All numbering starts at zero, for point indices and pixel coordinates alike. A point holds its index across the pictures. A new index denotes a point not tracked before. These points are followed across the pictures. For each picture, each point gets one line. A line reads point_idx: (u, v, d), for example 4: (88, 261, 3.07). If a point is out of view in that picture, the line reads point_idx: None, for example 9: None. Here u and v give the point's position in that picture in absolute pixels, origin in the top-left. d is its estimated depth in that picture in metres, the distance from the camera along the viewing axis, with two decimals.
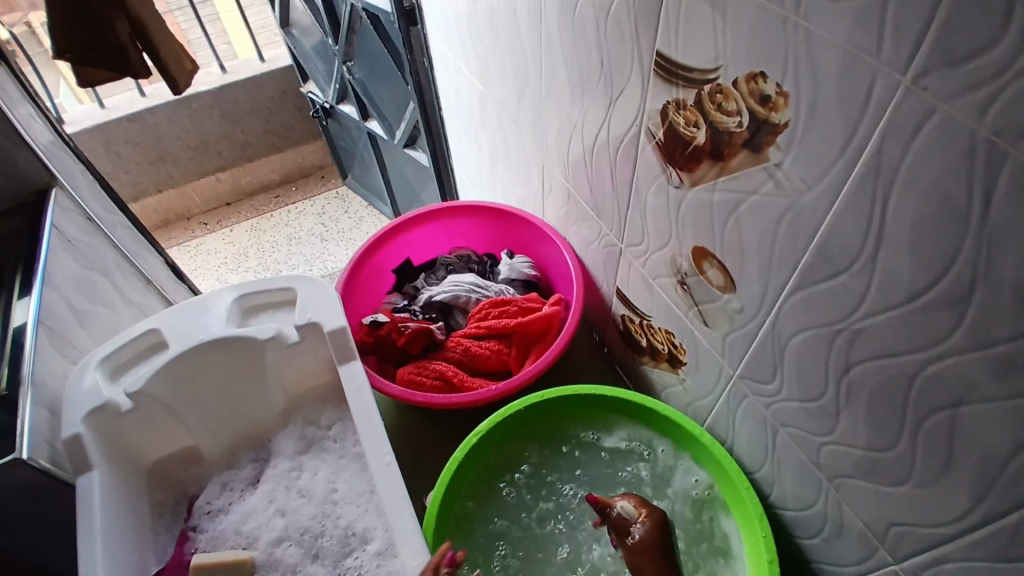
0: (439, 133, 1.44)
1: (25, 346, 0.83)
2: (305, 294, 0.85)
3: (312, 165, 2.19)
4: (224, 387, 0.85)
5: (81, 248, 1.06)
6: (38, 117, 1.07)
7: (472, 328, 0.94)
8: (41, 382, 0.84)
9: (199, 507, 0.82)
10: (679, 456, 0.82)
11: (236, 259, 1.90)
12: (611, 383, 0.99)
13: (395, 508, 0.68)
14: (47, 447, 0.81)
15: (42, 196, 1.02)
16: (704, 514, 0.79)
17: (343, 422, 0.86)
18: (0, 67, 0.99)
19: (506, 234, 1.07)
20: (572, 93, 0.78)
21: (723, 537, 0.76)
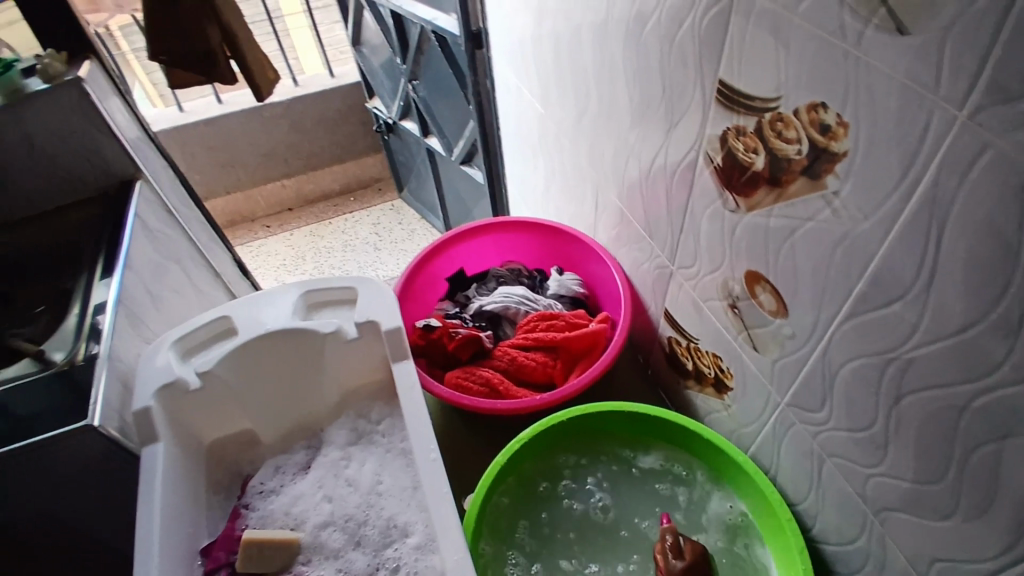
0: (496, 152, 1.49)
1: (103, 323, 0.91)
2: (366, 294, 0.91)
3: (370, 178, 2.29)
4: (283, 377, 0.90)
5: (161, 238, 1.15)
6: (125, 110, 1.15)
7: (519, 338, 0.97)
8: (117, 357, 0.90)
9: (252, 484, 0.86)
10: (718, 484, 0.83)
11: (294, 261, 2.00)
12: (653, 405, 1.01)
13: (438, 505, 0.72)
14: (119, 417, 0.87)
15: (128, 187, 1.12)
16: (741, 545, 0.78)
17: (392, 418, 0.90)
18: (92, 61, 1.07)
19: (557, 251, 1.11)
20: (632, 117, 0.82)
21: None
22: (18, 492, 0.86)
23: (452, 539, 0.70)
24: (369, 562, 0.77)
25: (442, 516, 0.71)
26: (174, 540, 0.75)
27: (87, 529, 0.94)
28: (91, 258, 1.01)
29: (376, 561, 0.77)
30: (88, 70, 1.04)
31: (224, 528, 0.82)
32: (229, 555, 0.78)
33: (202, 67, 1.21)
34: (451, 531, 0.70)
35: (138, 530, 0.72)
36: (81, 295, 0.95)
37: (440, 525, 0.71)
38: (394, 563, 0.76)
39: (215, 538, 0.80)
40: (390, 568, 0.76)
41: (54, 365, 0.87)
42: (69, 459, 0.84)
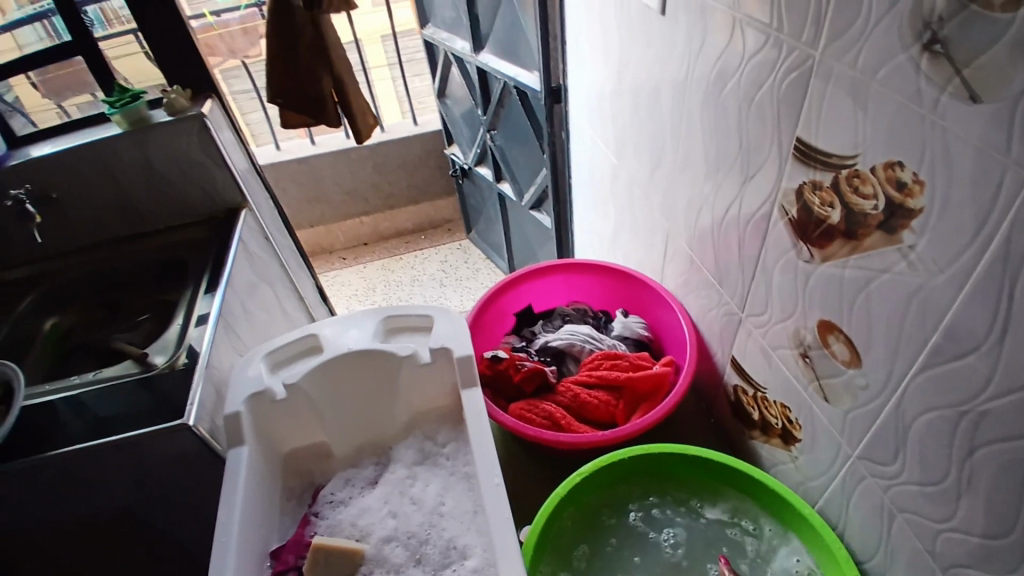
0: (565, 200, 1.56)
1: (207, 328, 0.99)
2: (441, 323, 0.97)
3: (441, 218, 2.41)
4: (358, 395, 0.96)
5: (258, 261, 1.26)
6: (236, 142, 1.26)
7: (583, 375, 0.99)
8: (216, 362, 0.99)
9: (323, 493, 0.92)
10: (787, 539, 0.80)
11: (365, 292, 2.11)
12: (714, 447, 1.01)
13: (500, 527, 0.75)
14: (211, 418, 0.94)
15: (234, 215, 1.23)
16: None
17: (457, 443, 0.94)
18: (214, 99, 1.21)
19: (623, 294, 1.14)
20: (707, 169, 0.86)
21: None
22: (113, 485, 0.93)
23: (512, 563, 0.72)
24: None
25: (504, 542, 0.74)
26: (250, 539, 0.80)
27: (167, 526, 1.01)
28: (198, 274, 1.11)
29: None
30: (210, 106, 1.16)
31: (294, 533, 0.87)
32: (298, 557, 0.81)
33: (313, 112, 1.35)
34: (511, 553, 0.72)
35: (220, 522, 0.78)
36: (185, 304, 1.05)
37: (500, 547, 0.73)
38: None
39: (286, 541, 0.85)
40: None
41: (156, 367, 0.95)
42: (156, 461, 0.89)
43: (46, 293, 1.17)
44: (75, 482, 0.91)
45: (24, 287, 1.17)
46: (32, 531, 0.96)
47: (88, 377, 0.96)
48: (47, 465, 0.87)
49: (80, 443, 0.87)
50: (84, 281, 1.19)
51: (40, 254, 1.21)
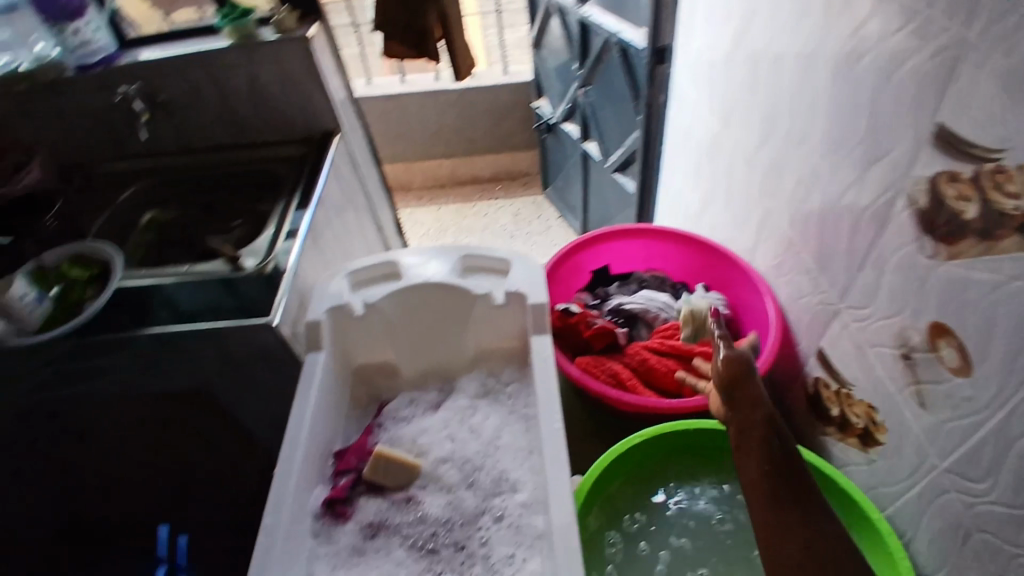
0: (653, 166, 1.52)
1: (297, 238, 1.03)
2: (518, 268, 0.98)
3: (518, 171, 2.40)
4: (431, 324, 0.99)
5: (348, 185, 1.30)
6: (339, 78, 1.26)
7: (654, 342, 1.00)
8: (303, 273, 1.03)
9: (388, 406, 0.96)
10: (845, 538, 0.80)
11: (436, 233, 2.14)
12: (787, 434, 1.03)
13: (556, 471, 0.76)
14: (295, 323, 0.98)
15: (326, 138, 1.23)
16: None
17: (520, 385, 0.96)
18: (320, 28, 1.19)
19: (704, 268, 1.13)
20: (825, 149, 0.81)
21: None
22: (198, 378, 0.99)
23: (564, 506, 0.73)
24: (477, 504, 0.83)
25: (559, 485, 0.75)
26: (318, 438, 0.85)
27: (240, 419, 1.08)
28: (292, 187, 1.14)
29: (483, 504, 0.83)
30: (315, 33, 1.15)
31: (357, 438, 0.91)
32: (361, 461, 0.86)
33: (415, 42, 1.35)
34: (564, 496, 0.74)
35: (292, 414, 0.83)
36: (277, 217, 1.08)
37: (554, 488, 0.75)
38: (499, 512, 0.81)
39: (349, 444, 0.90)
40: (495, 515, 0.81)
41: (246, 271, 0.98)
42: (240, 356, 0.94)
43: (145, 189, 1.20)
44: (160, 367, 0.96)
45: (126, 178, 1.22)
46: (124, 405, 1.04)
47: (182, 270, 1.00)
48: (137, 346, 0.92)
49: (168, 329, 0.91)
50: (180, 181, 1.21)
51: (143, 149, 1.24)
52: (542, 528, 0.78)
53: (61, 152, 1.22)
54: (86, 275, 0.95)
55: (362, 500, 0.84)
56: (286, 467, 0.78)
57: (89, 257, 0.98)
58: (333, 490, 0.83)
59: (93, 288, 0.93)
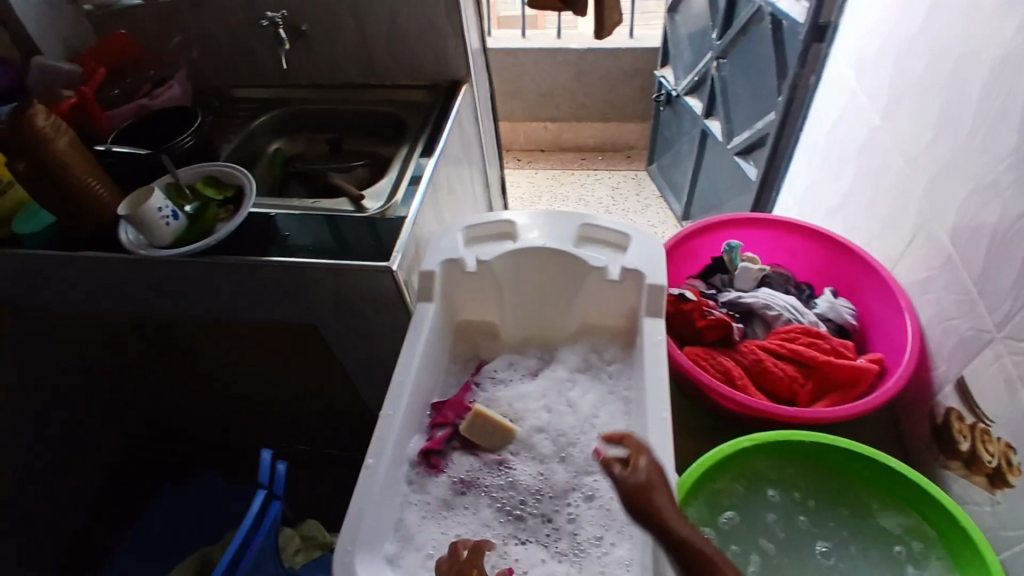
0: (783, 153, 1.42)
1: (421, 186, 1.04)
2: (638, 246, 0.94)
3: (624, 144, 2.31)
4: (540, 291, 0.97)
5: (466, 138, 1.28)
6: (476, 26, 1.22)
7: (772, 343, 0.93)
8: (422, 222, 1.04)
9: (487, 366, 0.96)
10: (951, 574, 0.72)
11: (530, 197, 2.12)
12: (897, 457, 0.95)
13: (659, 462, 0.73)
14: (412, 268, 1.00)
15: (454, 87, 1.22)
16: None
17: (623, 365, 0.92)
18: None
19: (836, 271, 1.03)
20: (1013, 159, 0.73)
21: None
22: (305, 312, 1.02)
23: (664, 494, 0.71)
24: (567, 478, 0.82)
25: (660, 476, 0.72)
26: (421, 387, 0.86)
27: (336, 355, 1.11)
28: (417, 133, 1.15)
29: (574, 481, 0.82)
30: None
31: (455, 394, 0.92)
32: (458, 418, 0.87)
33: None
34: (664, 486, 0.71)
35: (400, 367, 0.85)
36: (401, 163, 1.10)
37: (655, 473, 0.73)
38: (590, 492, 0.80)
39: (447, 398, 0.90)
40: (585, 493, 0.80)
41: (368, 212, 1.01)
42: (348, 295, 0.96)
43: (283, 116, 1.25)
44: (275, 294, 0.99)
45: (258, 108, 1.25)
46: (234, 325, 1.10)
47: (308, 203, 1.03)
48: (259, 271, 0.95)
49: (289, 258, 0.93)
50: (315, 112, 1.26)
51: (277, 78, 1.26)
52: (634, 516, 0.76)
53: (204, 74, 1.27)
54: (219, 197, 0.97)
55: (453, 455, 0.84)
56: (391, 412, 0.80)
57: (220, 177, 1.01)
58: (429, 441, 0.84)
59: (228, 210, 0.97)
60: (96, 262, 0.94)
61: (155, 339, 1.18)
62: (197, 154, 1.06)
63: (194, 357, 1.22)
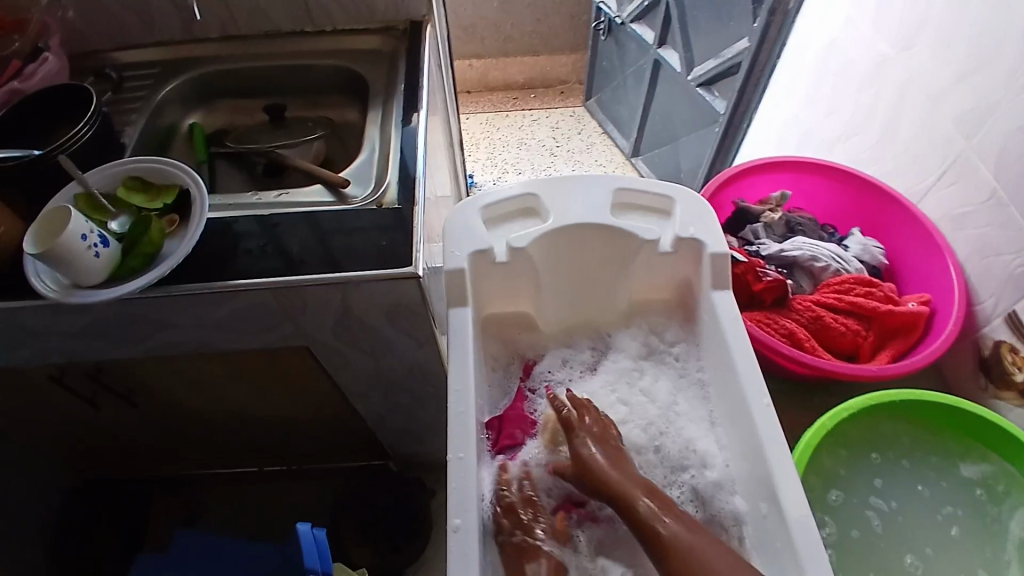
0: (756, 83, 1.36)
1: (411, 154, 0.84)
2: (685, 208, 0.82)
3: (555, 79, 2.15)
4: (586, 272, 0.85)
5: (436, 91, 1.08)
6: None
7: (828, 297, 0.89)
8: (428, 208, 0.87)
9: (537, 366, 0.86)
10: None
11: (467, 147, 1.94)
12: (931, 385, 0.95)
13: (776, 457, 0.66)
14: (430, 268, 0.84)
15: (417, 29, 1.03)
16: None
17: (687, 345, 0.85)
18: None
19: (862, 209, 1.01)
20: None
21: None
22: (296, 336, 0.82)
23: (793, 488, 0.64)
24: (663, 475, 0.75)
25: (782, 468, 0.65)
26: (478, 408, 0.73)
27: (331, 374, 0.93)
28: (386, 93, 0.96)
29: (667, 481, 0.75)
30: None
31: (511, 405, 0.82)
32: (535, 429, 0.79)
33: None
34: (789, 471, 0.65)
35: (452, 398, 0.69)
36: (379, 132, 0.89)
37: (774, 460, 0.66)
38: (688, 488, 0.74)
39: (505, 413, 0.80)
40: (687, 492, 0.74)
41: (356, 203, 0.80)
42: (354, 311, 0.78)
43: (193, 79, 1.03)
44: (257, 322, 0.79)
45: (161, 73, 1.02)
46: (194, 358, 0.88)
47: (271, 198, 0.82)
48: (236, 299, 0.74)
49: (275, 278, 0.73)
50: (245, 72, 1.04)
51: (180, 35, 1.04)
52: (744, 511, 0.70)
53: (83, 37, 1.01)
54: (156, 206, 0.76)
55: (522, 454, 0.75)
56: (461, 454, 0.66)
57: (149, 179, 0.79)
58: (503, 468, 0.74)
59: (171, 220, 0.76)
60: (5, 313, 0.73)
61: (88, 387, 0.95)
62: (97, 147, 0.83)
63: (146, 397, 1.01)
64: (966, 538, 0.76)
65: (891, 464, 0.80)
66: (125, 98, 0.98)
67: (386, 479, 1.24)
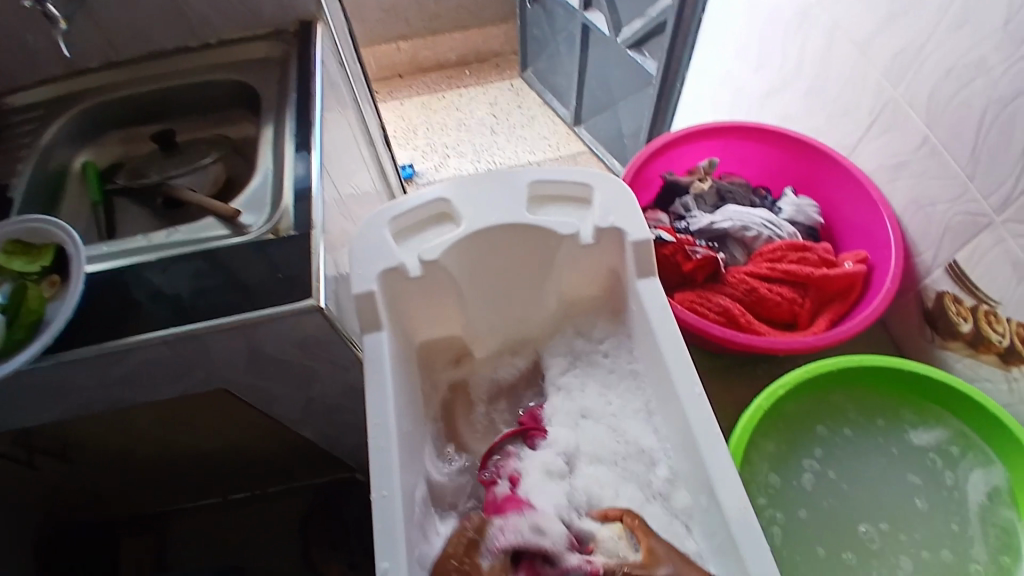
0: (685, 39, 1.30)
1: (309, 172, 0.79)
2: (602, 194, 0.78)
3: (489, 51, 2.06)
4: (508, 276, 0.81)
5: (338, 91, 1.01)
6: None
7: (761, 267, 0.86)
8: (334, 227, 0.82)
9: (524, 475, 0.73)
10: (986, 466, 0.75)
11: (405, 134, 1.86)
12: (879, 341, 0.92)
13: (711, 450, 0.63)
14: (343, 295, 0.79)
15: (308, 28, 0.96)
16: (1001, 560, 0.71)
17: (617, 340, 0.84)
18: None
19: (794, 168, 0.97)
20: (1005, 32, 0.66)
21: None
22: (210, 376, 0.78)
23: (730, 481, 0.62)
24: (663, 516, 0.70)
25: (717, 462, 0.63)
26: (404, 435, 0.69)
27: (263, 407, 0.89)
28: (280, 104, 0.90)
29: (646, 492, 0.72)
30: None
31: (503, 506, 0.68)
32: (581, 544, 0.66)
33: None
34: (722, 462, 0.63)
35: (373, 432, 0.66)
36: (275, 150, 0.84)
37: (709, 454, 0.63)
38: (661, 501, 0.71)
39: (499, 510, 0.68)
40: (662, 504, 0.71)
41: (251, 232, 0.77)
42: (265, 345, 0.74)
43: (81, 115, 0.96)
44: (165, 368, 0.76)
45: (42, 112, 0.95)
46: (111, 412, 0.83)
47: (160, 238, 0.80)
48: (130, 357, 0.72)
49: (168, 328, 0.70)
50: (133, 98, 0.98)
51: (61, 68, 0.97)
52: (690, 506, 0.68)
53: None
54: (35, 269, 0.74)
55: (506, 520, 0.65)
56: (385, 492, 0.63)
57: (30, 241, 0.77)
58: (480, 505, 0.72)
59: (52, 282, 0.73)
60: None
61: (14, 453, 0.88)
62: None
63: (82, 454, 0.95)
64: (930, 506, 0.75)
65: (843, 435, 0.80)
66: (7, 146, 0.91)
67: (350, 495, 1.20)
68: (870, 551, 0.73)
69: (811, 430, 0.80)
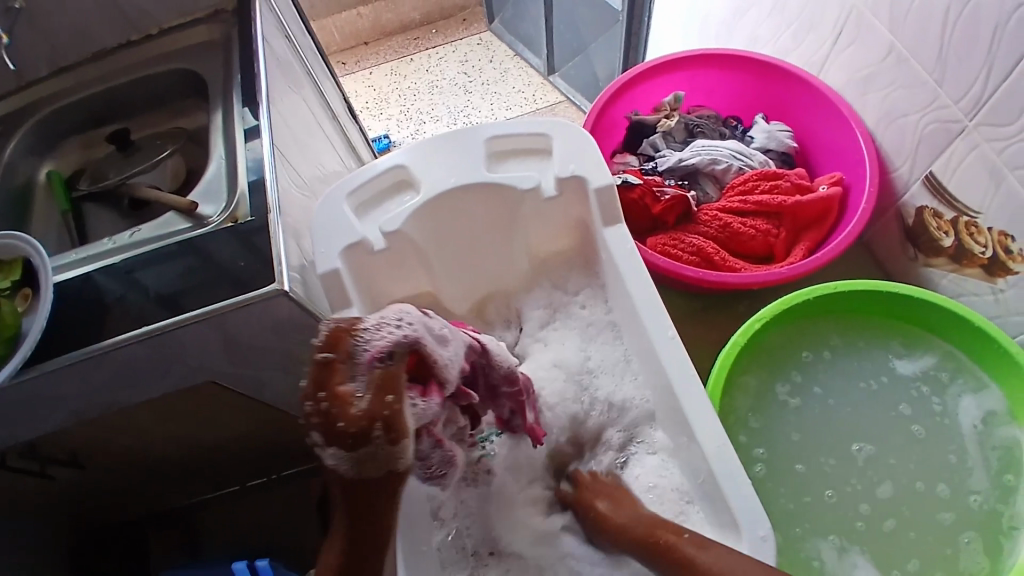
0: None
1: (262, 156, 0.78)
2: (559, 144, 0.75)
3: (454, 6, 1.99)
4: (475, 239, 0.80)
5: (289, 68, 0.98)
6: None
7: (734, 202, 0.85)
8: (293, 209, 0.81)
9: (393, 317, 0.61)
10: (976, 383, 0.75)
11: (377, 103, 1.82)
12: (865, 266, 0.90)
13: (687, 393, 0.63)
14: (312, 277, 0.78)
15: (246, 6, 0.93)
16: (1002, 481, 0.71)
17: (593, 291, 0.83)
18: None
19: (762, 94, 0.94)
20: None
21: (1014, 517, 0.69)
22: (197, 369, 0.79)
23: (708, 422, 0.62)
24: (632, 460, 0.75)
25: (693, 405, 0.63)
26: None
27: (257, 394, 0.89)
28: (228, 89, 0.87)
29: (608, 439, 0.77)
30: None
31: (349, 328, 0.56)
32: (457, 375, 0.63)
33: None
34: (698, 403, 0.63)
35: None
36: (226, 137, 0.82)
37: (686, 397, 0.63)
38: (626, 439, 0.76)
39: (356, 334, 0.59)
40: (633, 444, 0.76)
41: (210, 223, 0.75)
42: (240, 333, 0.75)
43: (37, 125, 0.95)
44: (150, 367, 0.76)
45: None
46: (108, 416, 0.84)
47: (122, 239, 0.79)
48: (109, 361, 0.72)
49: (142, 327, 0.71)
50: (86, 101, 0.96)
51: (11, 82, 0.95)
52: (665, 442, 0.73)
53: None
54: (6, 284, 0.73)
55: (360, 332, 0.53)
56: None
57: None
58: None
59: (24, 296, 0.73)
60: None
61: (26, 467, 0.90)
62: None
63: (93, 460, 0.97)
64: (922, 428, 0.75)
65: (828, 360, 0.80)
66: None
67: None
68: (861, 477, 0.74)
69: (795, 361, 0.79)
